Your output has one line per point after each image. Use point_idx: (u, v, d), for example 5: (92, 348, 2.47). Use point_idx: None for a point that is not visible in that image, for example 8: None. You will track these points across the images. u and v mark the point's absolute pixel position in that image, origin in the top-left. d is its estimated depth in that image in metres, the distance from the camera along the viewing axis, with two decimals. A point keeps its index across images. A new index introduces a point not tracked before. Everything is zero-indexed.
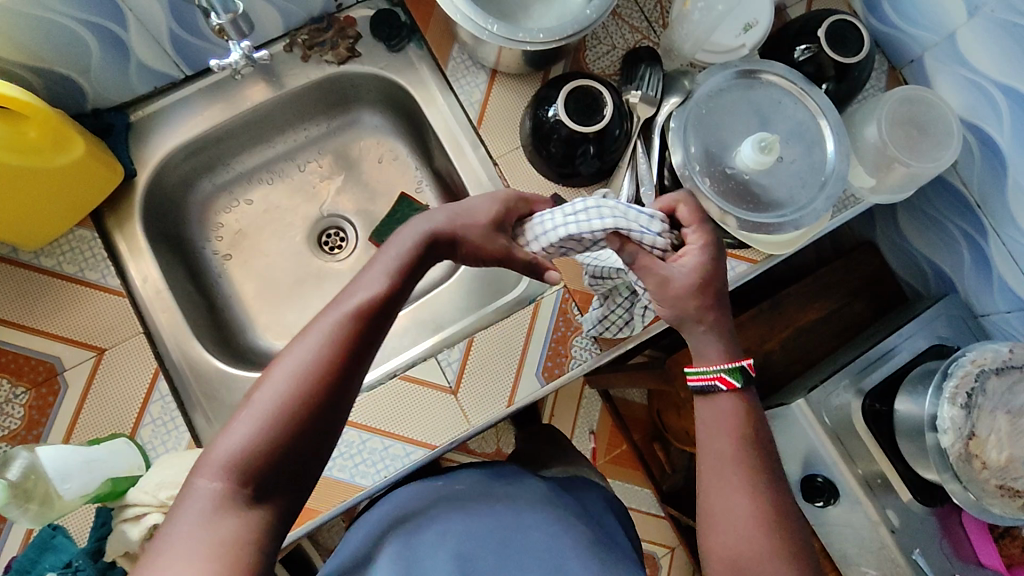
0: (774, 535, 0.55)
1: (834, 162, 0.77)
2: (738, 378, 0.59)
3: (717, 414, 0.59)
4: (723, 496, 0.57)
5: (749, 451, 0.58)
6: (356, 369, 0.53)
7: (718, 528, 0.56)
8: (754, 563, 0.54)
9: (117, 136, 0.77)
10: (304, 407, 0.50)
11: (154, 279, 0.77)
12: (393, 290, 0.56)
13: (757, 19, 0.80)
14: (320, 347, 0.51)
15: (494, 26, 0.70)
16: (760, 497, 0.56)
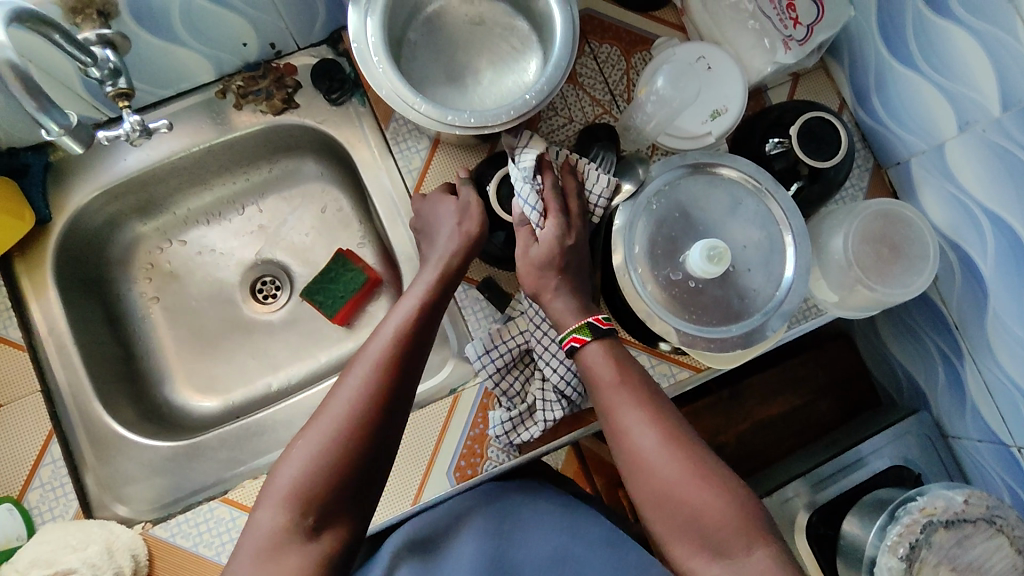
0: (686, 455, 0.58)
1: (793, 277, 0.70)
2: (586, 334, 0.62)
3: (598, 365, 0.62)
4: (630, 440, 0.59)
5: (636, 385, 0.61)
6: (401, 393, 0.58)
7: (636, 469, 0.58)
8: (676, 485, 0.56)
9: (32, 178, 0.74)
10: (354, 437, 0.54)
11: (61, 331, 0.74)
12: (417, 325, 0.61)
13: (727, 106, 0.74)
14: (361, 382, 0.56)
15: (422, 105, 0.64)
16: (663, 423, 0.59)
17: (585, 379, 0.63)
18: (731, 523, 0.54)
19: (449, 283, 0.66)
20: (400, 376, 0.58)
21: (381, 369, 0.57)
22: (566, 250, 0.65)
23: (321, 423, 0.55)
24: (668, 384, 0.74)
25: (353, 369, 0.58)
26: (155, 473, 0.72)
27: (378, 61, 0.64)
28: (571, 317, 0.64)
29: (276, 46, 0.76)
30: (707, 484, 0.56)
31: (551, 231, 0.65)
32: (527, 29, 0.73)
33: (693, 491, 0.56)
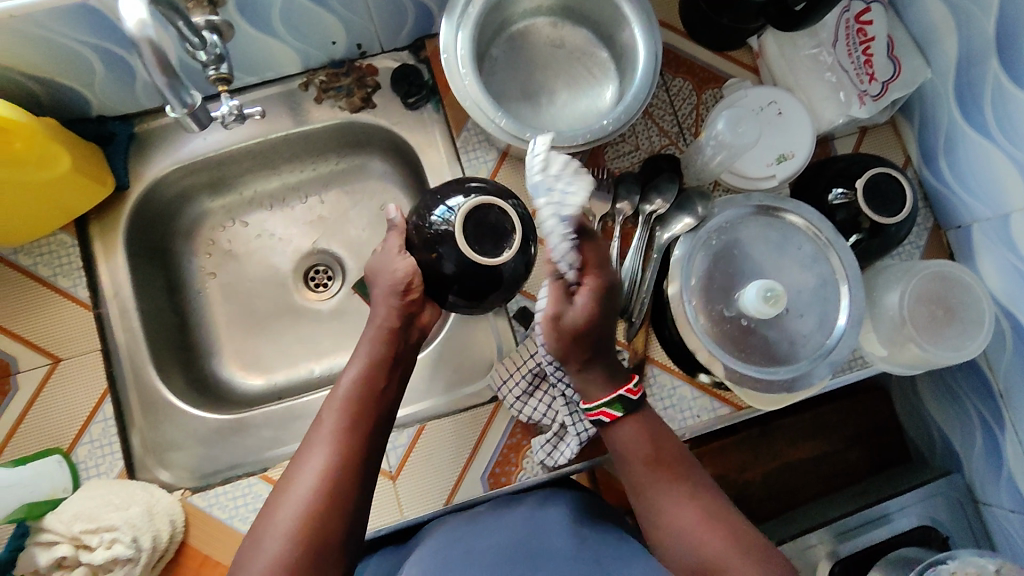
0: (730, 533, 0.55)
1: (844, 327, 0.71)
2: (620, 409, 0.59)
3: (633, 440, 0.60)
4: (669, 516, 0.57)
5: (673, 460, 0.59)
6: (360, 467, 0.57)
7: (674, 546, 0.56)
8: (720, 563, 0.54)
9: (117, 146, 0.77)
10: (323, 505, 0.54)
11: (126, 295, 0.77)
12: (365, 403, 0.60)
13: (794, 152, 0.75)
14: (327, 451, 0.57)
15: (503, 120, 0.66)
16: (704, 499, 0.57)
17: (614, 452, 0.61)
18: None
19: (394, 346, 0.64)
20: (357, 437, 0.58)
21: (339, 439, 0.57)
22: (604, 311, 0.58)
23: (290, 499, 0.55)
24: (708, 417, 0.75)
25: (314, 445, 0.57)
26: (200, 443, 0.74)
27: (463, 74, 0.67)
28: (602, 389, 0.60)
29: (362, 47, 0.79)
30: (753, 560, 0.54)
31: (588, 296, 0.57)
32: (606, 57, 0.75)
33: (740, 569, 0.53)
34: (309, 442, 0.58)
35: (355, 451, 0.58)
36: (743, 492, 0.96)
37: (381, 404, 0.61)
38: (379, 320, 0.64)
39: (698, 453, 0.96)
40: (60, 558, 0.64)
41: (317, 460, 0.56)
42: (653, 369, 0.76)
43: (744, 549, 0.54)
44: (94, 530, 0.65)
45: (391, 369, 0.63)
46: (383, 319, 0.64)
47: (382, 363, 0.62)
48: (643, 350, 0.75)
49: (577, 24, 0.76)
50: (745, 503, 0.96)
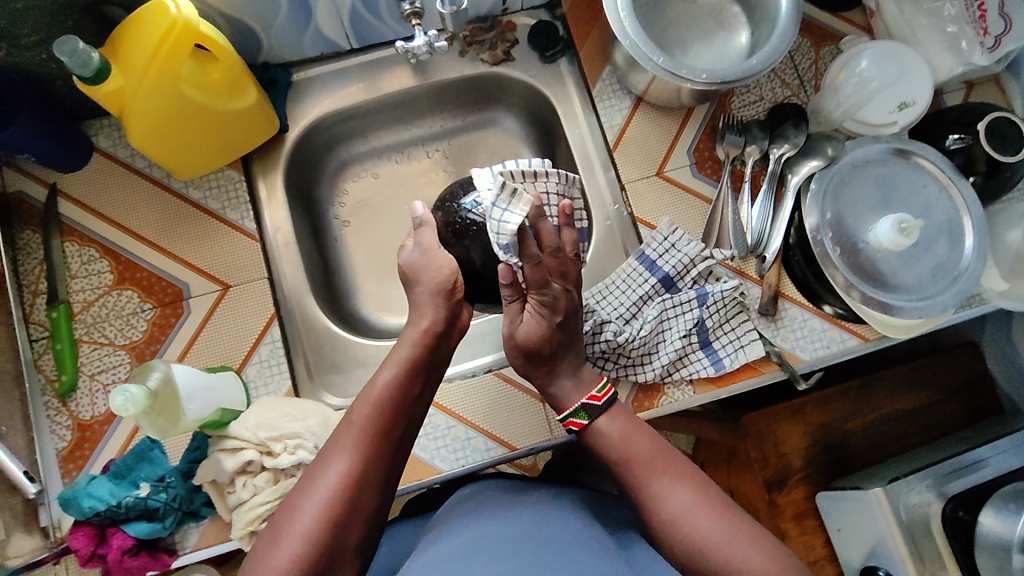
0: (724, 515, 0.56)
1: (970, 259, 0.76)
2: (584, 417, 0.61)
3: (610, 436, 0.60)
4: (660, 505, 0.57)
5: (653, 449, 0.59)
6: (381, 471, 0.57)
7: (669, 536, 0.56)
8: (714, 547, 0.54)
9: (279, 90, 0.82)
10: (342, 512, 0.53)
11: (286, 230, 0.82)
12: (396, 410, 0.59)
13: (915, 99, 0.80)
14: (351, 457, 0.55)
15: (660, 58, 0.71)
16: (690, 480, 0.58)
17: (595, 452, 0.61)
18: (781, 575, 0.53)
19: (430, 354, 0.62)
20: (384, 445, 0.57)
21: (365, 447, 0.56)
22: (555, 331, 0.60)
23: (311, 501, 0.53)
24: (838, 348, 0.79)
25: (336, 449, 0.56)
26: (359, 367, 0.80)
27: (622, 16, 0.72)
28: (574, 396, 0.62)
29: (506, 3, 0.85)
30: (748, 538, 0.55)
31: (535, 315, 0.60)
32: (738, 11, 0.81)
33: (734, 548, 0.54)
34: (332, 446, 0.56)
35: (381, 461, 0.57)
36: (844, 441, 0.99)
37: (411, 412, 0.61)
38: (424, 325, 0.62)
39: (804, 403, 0.98)
40: (245, 464, 0.67)
41: (338, 468, 0.55)
42: (785, 303, 0.79)
43: (746, 531, 0.55)
44: (276, 438, 0.68)
45: (424, 379, 0.62)
46: (423, 326, 0.62)
47: (418, 370, 0.61)
48: (777, 284, 0.79)
49: None
50: (849, 449, 0.98)
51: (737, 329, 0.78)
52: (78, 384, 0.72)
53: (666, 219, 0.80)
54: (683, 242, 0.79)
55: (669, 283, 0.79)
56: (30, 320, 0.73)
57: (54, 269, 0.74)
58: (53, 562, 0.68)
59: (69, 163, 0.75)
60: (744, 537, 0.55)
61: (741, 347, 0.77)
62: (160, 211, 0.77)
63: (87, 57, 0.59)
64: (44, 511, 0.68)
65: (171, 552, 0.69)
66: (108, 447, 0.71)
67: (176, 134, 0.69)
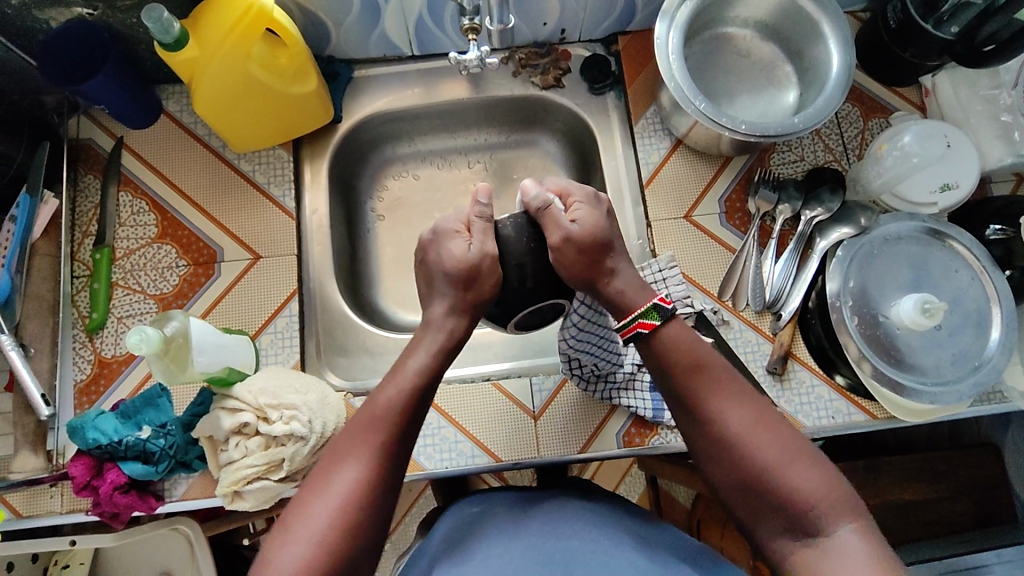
0: (780, 437, 0.55)
1: (994, 352, 0.74)
2: (654, 318, 0.58)
3: (677, 345, 0.58)
4: (717, 422, 0.56)
5: (717, 366, 0.58)
6: (395, 474, 0.56)
7: (724, 454, 0.56)
8: (774, 470, 0.54)
9: (339, 83, 0.88)
10: (361, 513, 0.53)
11: (321, 214, 0.86)
12: (406, 415, 0.57)
13: (959, 183, 0.79)
14: (366, 461, 0.55)
15: (702, 103, 0.73)
16: (750, 403, 0.57)
17: (660, 359, 0.58)
18: (835, 501, 0.52)
19: (446, 358, 0.60)
20: (397, 449, 0.56)
21: (374, 457, 0.55)
22: (603, 215, 0.61)
23: (325, 504, 0.53)
24: (842, 421, 0.77)
25: (350, 451, 0.55)
26: (365, 354, 0.83)
27: (672, 59, 0.74)
28: (641, 297, 0.59)
29: (565, 33, 0.89)
30: (807, 466, 0.54)
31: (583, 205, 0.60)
32: (789, 71, 0.83)
33: (793, 470, 0.53)
34: (345, 447, 0.55)
35: (391, 468, 0.56)
36: None
37: (423, 412, 0.59)
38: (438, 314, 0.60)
39: None
40: (242, 425, 0.70)
41: (345, 481, 0.54)
42: (795, 365, 0.79)
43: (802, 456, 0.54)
44: (275, 407, 0.70)
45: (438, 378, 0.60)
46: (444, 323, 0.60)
47: (436, 370, 0.59)
48: (788, 344, 0.79)
49: (767, 39, 0.84)
50: None
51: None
52: (106, 324, 0.77)
53: (669, 253, 0.82)
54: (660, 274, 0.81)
55: None
56: (75, 257, 0.79)
57: (105, 214, 0.80)
58: (50, 485, 0.71)
59: (138, 120, 0.81)
60: (798, 462, 0.54)
61: None
62: (211, 177, 0.82)
63: (168, 26, 0.64)
64: (51, 435, 0.72)
65: (159, 497, 0.72)
66: (121, 387, 0.75)
67: (238, 108, 0.74)
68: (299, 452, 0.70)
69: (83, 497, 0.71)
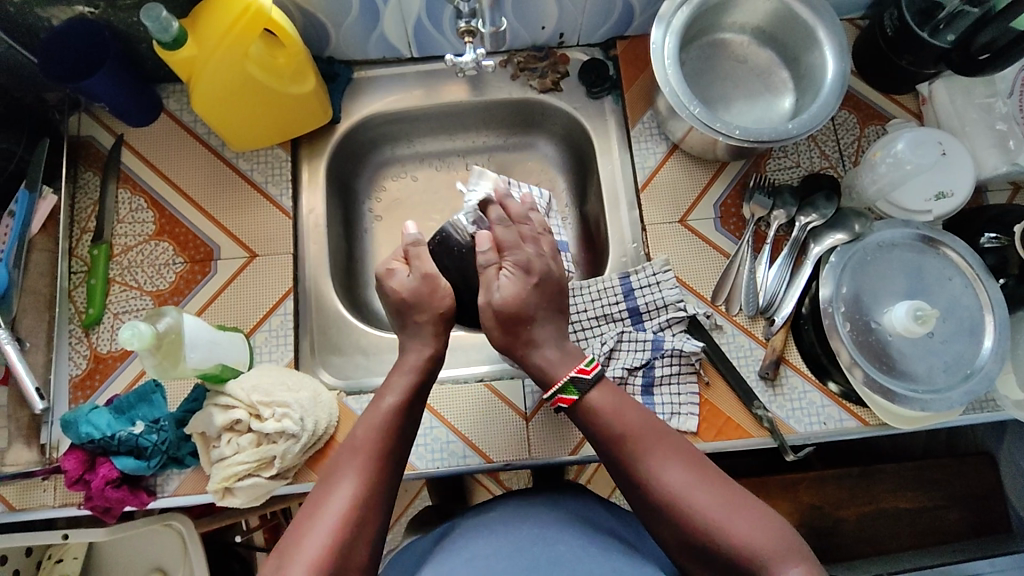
0: (717, 489, 0.55)
1: (986, 360, 0.74)
2: (586, 368, 0.60)
3: (609, 410, 0.59)
4: (656, 481, 0.56)
5: (645, 427, 0.58)
6: (388, 492, 0.57)
7: (664, 513, 0.55)
8: (715, 522, 0.53)
9: (338, 84, 0.88)
10: (356, 530, 0.54)
11: (319, 214, 0.86)
12: (394, 436, 0.59)
13: (954, 191, 0.79)
14: (357, 481, 0.55)
15: (697, 108, 0.73)
16: (682, 458, 0.57)
17: (590, 427, 0.59)
18: (779, 551, 0.51)
19: (424, 387, 0.63)
20: (387, 473, 0.57)
21: (368, 473, 0.56)
22: (530, 288, 0.61)
23: (316, 528, 0.53)
24: (834, 427, 0.77)
25: (341, 473, 0.56)
26: (359, 353, 0.83)
27: (668, 64, 0.75)
28: (562, 369, 0.60)
29: (563, 37, 0.89)
30: (746, 517, 0.53)
31: (511, 273, 0.61)
32: (786, 77, 0.84)
33: (735, 522, 0.52)
34: (337, 469, 0.57)
35: (384, 484, 0.57)
36: (835, 527, 0.93)
37: (407, 438, 0.61)
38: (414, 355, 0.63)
39: (797, 480, 0.94)
40: (234, 422, 0.70)
41: (343, 494, 0.55)
42: (788, 370, 0.79)
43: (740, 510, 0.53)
44: (267, 404, 0.70)
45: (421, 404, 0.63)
46: (422, 352, 0.63)
47: (415, 400, 0.62)
48: (781, 349, 0.79)
49: (764, 45, 0.84)
50: (837, 537, 0.93)
51: (681, 386, 0.77)
52: (102, 319, 0.77)
53: (663, 258, 0.82)
54: (664, 279, 0.81)
55: (636, 314, 0.81)
56: (74, 253, 0.79)
57: (104, 211, 0.80)
58: (43, 478, 0.71)
59: (137, 118, 0.82)
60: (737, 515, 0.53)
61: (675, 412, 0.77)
62: (209, 175, 0.83)
63: (168, 25, 0.65)
64: (46, 429, 0.73)
65: (150, 492, 0.73)
66: (115, 382, 0.76)
67: (235, 107, 0.75)
68: (291, 449, 0.70)
69: (75, 491, 0.71)
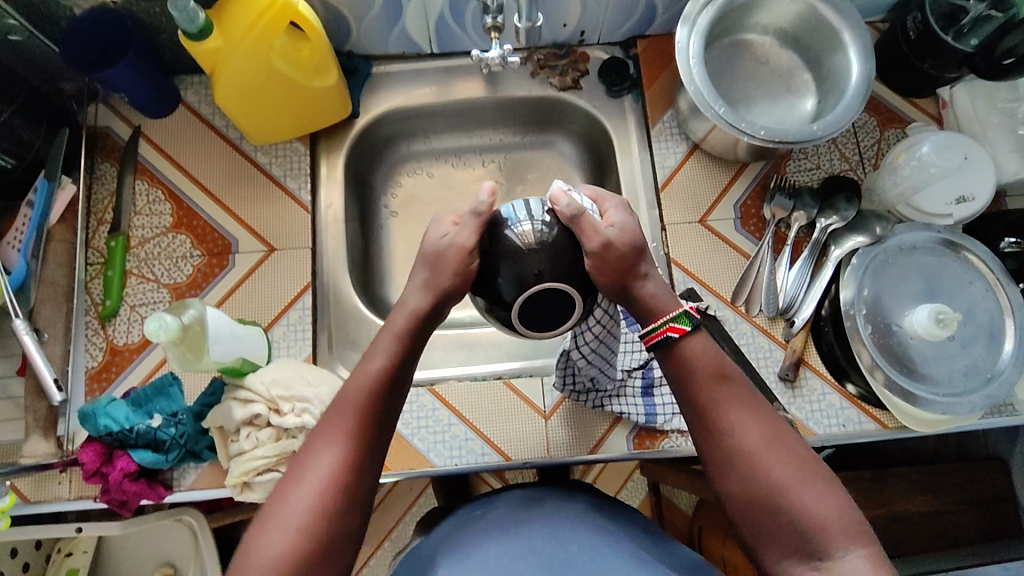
0: (794, 457, 0.54)
1: (1006, 364, 0.74)
2: (686, 322, 0.58)
3: (701, 353, 0.57)
4: (732, 435, 0.55)
5: (736, 385, 0.57)
6: (373, 450, 0.56)
7: (737, 468, 0.54)
8: (785, 486, 0.52)
9: (357, 79, 0.88)
10: (337, 495, 0.53)
11: (336, 208, 0.86)
12: (383, 394, 0.57)
13: (975, 195, 0.79)
14: (341, 446, 0.54)
15: (722, 108, 0.73)
16: (765, 420, 0.56)
17: (679, 371, 0.58)
18: (844, 527, 0.51)
19: (416, 340, 0.60)
20: (376, 438, 0.56)
21: (348, 435, 0.55)
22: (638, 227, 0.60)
23: (301, 493, 0.52)
24: (853, 429, 0.77)
25: (325, 439, 0.55)
26: None
27: (693, 63, 0.74)
28: (669, 304, 0.59)
29: (584, 34, 0.89)
30: (818, 488, 0.52)
31: (619, 211, 0.60)
32: (808, 79, 0.84)
33: (804, 491, 0.52)
34: (320, 435, 0.55)
35: (369, 445, 0.56)
36: None
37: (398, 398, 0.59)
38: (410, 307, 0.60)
39: None
40: (253, 416, 0.70)
41: (324, 459, 0.54)
42: (806, 372, 0.79)
43: (812, 478, 0.53)
44: (287, 399, 0.70)
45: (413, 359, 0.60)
46: (411, 308, 0.60)
47: (407, 357, 0.59)
48: (801, 351, 0.78)
49: (786, 46, 0.84)
50: None
51: None
52: (119, 311, 0.77)
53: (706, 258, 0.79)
54: (659, 277, 0.81)
55: None
56: (90, 244, 0.79)
57: (121, 202, 0.80)
58: (59, 471, 0.71)
59: (156, 109, 0.82)
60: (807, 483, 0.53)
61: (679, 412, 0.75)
62: (227, 168, 0.83)
63: (194, 15, 0.65)
64: (62, 421, 0.72)
65: (167, 486, 0.72)
66: (132, 375, 0.75)
67: (258, 99, 0.75)
68: None
69: (91, 484, 0.71)
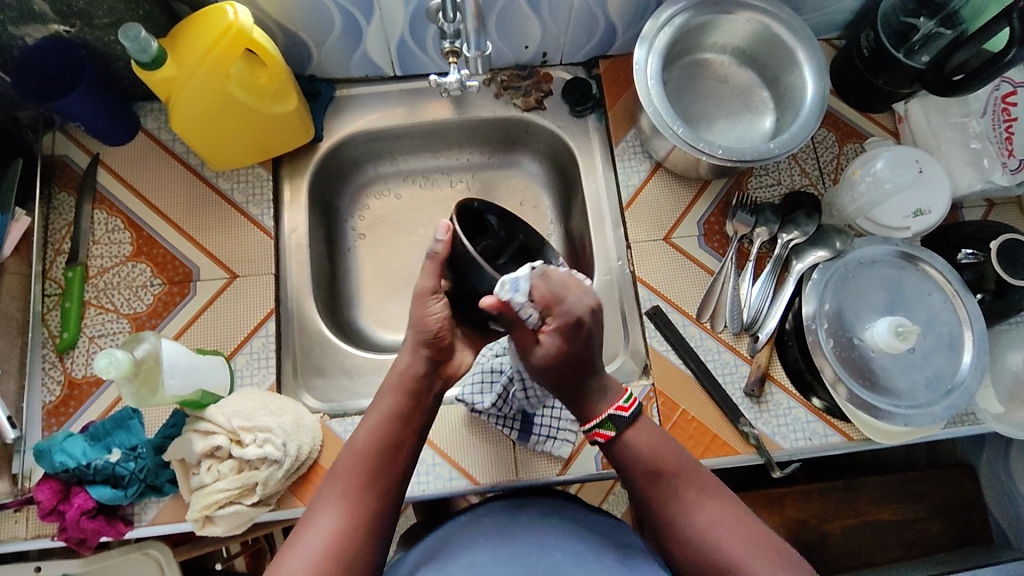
0: (743, 530, 0.61)
1: (966, 374, 0.75)
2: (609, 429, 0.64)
3: (638, 451, 0.65)
4: (687, 519, 0.62)
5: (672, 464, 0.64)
6: (374, 508, 0.59)
7: (694, 554, 0.62)
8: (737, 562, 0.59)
9: (319, 102, 0.87)
10: (342, 553, 0.56)
11: (300, 232, 0.85)
12: (377, 456, 0.61)
13: (930, 208, 0.81)
14: (339, 511, 0.58)
15: (680, 129, 0.74)
16: (712, 504, 0.63)
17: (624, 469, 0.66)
18: None
19: (411, 403, 0.63)
20: (374, 502, 0.59)
21: (348, 496, 0.59)
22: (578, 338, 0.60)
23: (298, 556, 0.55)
24: (818, 442, 0.77)
25: (325, 503, 0.58)
26: (343, 375, 0.83)
27: (652, 85, 0.75)
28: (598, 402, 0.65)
29: (546, 56, 0.90)
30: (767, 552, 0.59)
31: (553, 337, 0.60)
32: (766, 96, 0.85)
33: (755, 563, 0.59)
34: (321, 500, 0.59)
35: (369, 507, 0.59)
36: (820, 540, 0.93)
37: (397, 456, 0.62)
38: (402, 369, 0.64)
39: (783, 494, 0.94)
40: (215, 448, 0.68)
41: (325, 520, 0.57)
42: (772, 386, 0.79)
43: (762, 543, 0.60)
44: (248, 429, 0.69)
45: (416, 419, 0.64)
46: (402, 369, 0.64)
47: (400, 420, 0.63)
48: (766, 365, 0.79)
49: (745, 65, 0.85)
50: (823, 551, 0.93)
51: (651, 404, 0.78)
52: (77, 344, 0.75)
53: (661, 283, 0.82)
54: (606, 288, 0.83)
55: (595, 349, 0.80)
56: (47, 275, 0.77)
57: (79, 231, 0.78)
58: (14, 510, 0.69)
59: (114, 138, 0.81)
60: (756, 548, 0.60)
61: (553, 436, 0.76)
62: (188, 194, 0.82)
63: (146, 45, 0.64)
64: (18, 458, 0.71)
65: (127, 521, 0.70)
66: (90, 409, 0.74)
67: (215, 126, 0.74)
68: (273, 476, 0.69)
69: (49, 522, 0.69)
